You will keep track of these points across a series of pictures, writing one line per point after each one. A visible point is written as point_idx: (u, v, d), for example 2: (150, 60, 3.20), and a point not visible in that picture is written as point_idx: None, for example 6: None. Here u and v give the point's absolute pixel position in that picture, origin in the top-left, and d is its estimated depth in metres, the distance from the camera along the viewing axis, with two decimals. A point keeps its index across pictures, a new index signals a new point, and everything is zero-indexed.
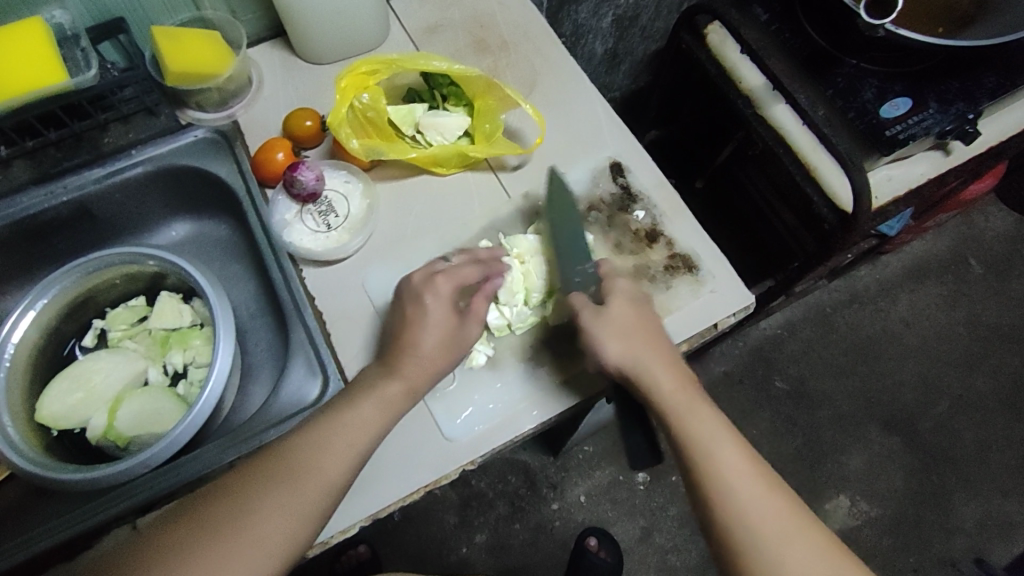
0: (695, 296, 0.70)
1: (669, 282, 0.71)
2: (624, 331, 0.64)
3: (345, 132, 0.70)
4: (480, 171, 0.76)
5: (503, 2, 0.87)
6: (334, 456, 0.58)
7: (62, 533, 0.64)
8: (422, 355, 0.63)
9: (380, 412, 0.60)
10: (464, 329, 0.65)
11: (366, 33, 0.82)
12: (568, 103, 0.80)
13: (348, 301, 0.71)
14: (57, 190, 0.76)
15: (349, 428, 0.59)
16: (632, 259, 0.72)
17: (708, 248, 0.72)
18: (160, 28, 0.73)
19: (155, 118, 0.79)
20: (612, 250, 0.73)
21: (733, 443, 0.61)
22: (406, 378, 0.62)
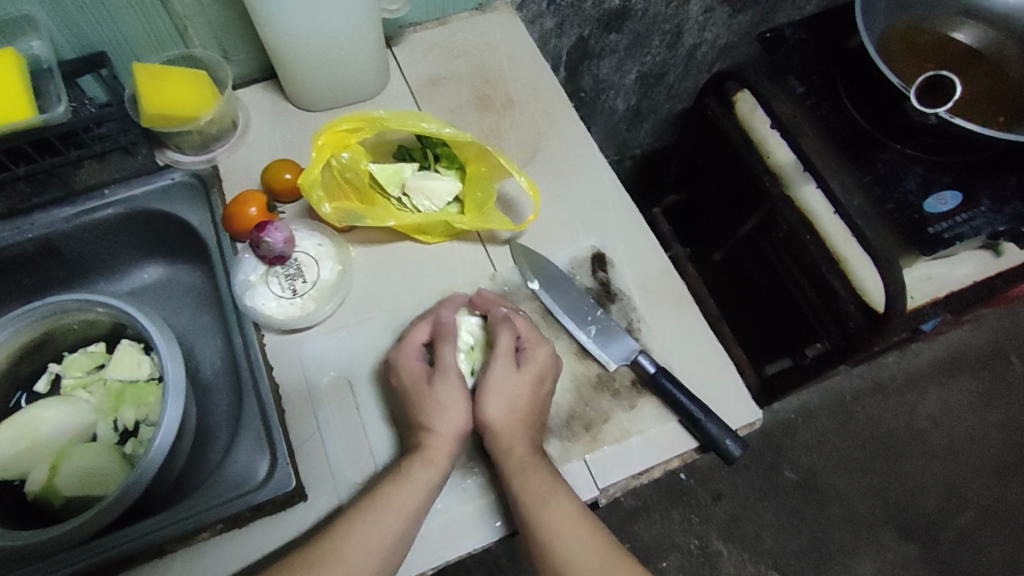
0: (660, 421, 0.62)
1: (634, 400, 0.62)
2: (516, 408, 0.58)
3: (318, 194, 0.64)
4: (468, 242, 0.70)
5: (514, 57, 0.81)
6: (370, 545, 0.53)
7: None
8: (436, 461, 0.56)
9: (412, 503, 0.55)
10: (448, 451, 0.57)
11: (366, 82, 0.77)
12: (569, 172, 0.73)
13: (293, 378, 0.64)
14: (24, 226, 0.72)
15: (394, 512, 0.54)
16: (597, 367, 0.63)
17: (691, 361, 0.64)
18: (142, 66, 0.69)
19: (131, 158, 0.75)
20: (575, 353, 0.64)
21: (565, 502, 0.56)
22: (415, 480, 0.55)
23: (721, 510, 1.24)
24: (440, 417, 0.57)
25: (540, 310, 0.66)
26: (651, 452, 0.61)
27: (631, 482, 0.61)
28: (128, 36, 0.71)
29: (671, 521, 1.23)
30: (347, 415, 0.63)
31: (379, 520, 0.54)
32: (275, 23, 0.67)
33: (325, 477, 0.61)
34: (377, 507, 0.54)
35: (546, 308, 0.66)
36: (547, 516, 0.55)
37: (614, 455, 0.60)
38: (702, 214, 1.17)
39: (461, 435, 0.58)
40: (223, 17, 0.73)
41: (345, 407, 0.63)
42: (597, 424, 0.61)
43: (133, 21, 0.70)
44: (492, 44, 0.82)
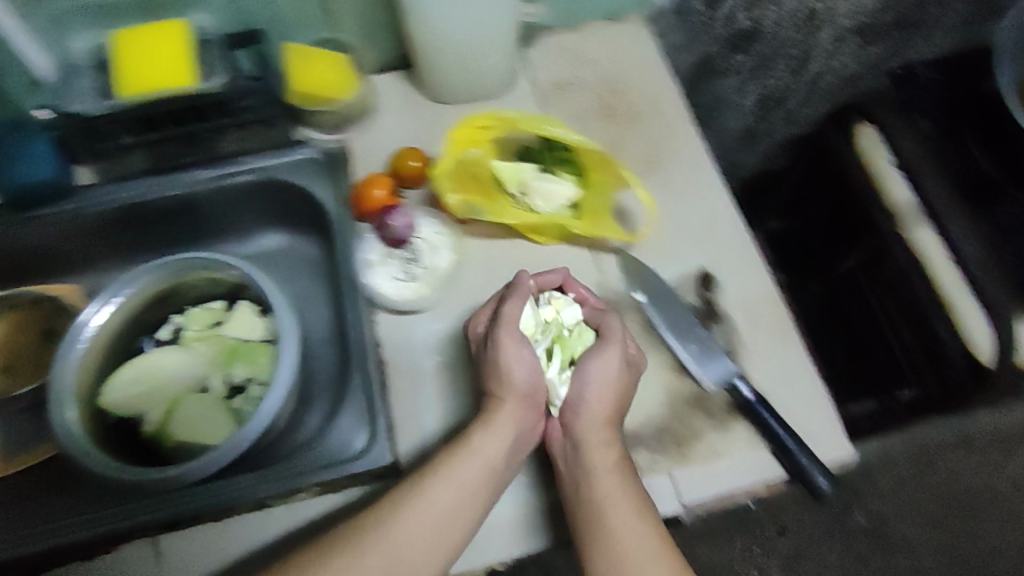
0: (752, 448, 0.61)
1: (728, 423, 0.62)
2: (592, 394, 0.59)
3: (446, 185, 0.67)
4: (578, 245, 0.71)
5: (640, 71, 0.82)
6: (427, 517, 0.54)
7: (71, 534, 0.62)
8: (496, 431, 0.58)
9: (474, 475, 0.56)
10: (511, 420, 0.59)
11: (495, 81, 0.80)
12: (685, 188, 0.74)
13: (398, 356, 0.67)
14: (166, 184, 0.78)
15: (454, 483, 0.56)
16: (693, 386, 0.64)
17: (789, 390, 0.64)
18: (295, 47, 0.75)
19: (269, 130, 0.79)
20: (673, 368, 0.65)
21: (630, 506, 0.56)
22: (477, 449, 0.57)
23: (783, 544, 1.22)
24: (510, 388, 0.60)
25: (643, 322, 0.67)
26: (738, 477, 0.60)
27: (716, 505, 0.61)
28: (283, 16, 0.76)
29: (730, 548, 1.21)
30: (445, 398, 0.66)
31: (439, 492, 0.55)
32: (423, 20, 0.71)
33: (419, 453, 0.64)
34: (439, 481, 0.56)
35: (649, 320, 0.67)
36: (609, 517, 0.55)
37: (699, 477, 0.60)
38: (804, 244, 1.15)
39: (525, 416, 0.60)
40: (370, 8, 0.77)
41: (445, 390, 0.66)
42: (688, 441, 0.62)
43: (290, 4, 0.74)
44: (621, 55, 0.83)
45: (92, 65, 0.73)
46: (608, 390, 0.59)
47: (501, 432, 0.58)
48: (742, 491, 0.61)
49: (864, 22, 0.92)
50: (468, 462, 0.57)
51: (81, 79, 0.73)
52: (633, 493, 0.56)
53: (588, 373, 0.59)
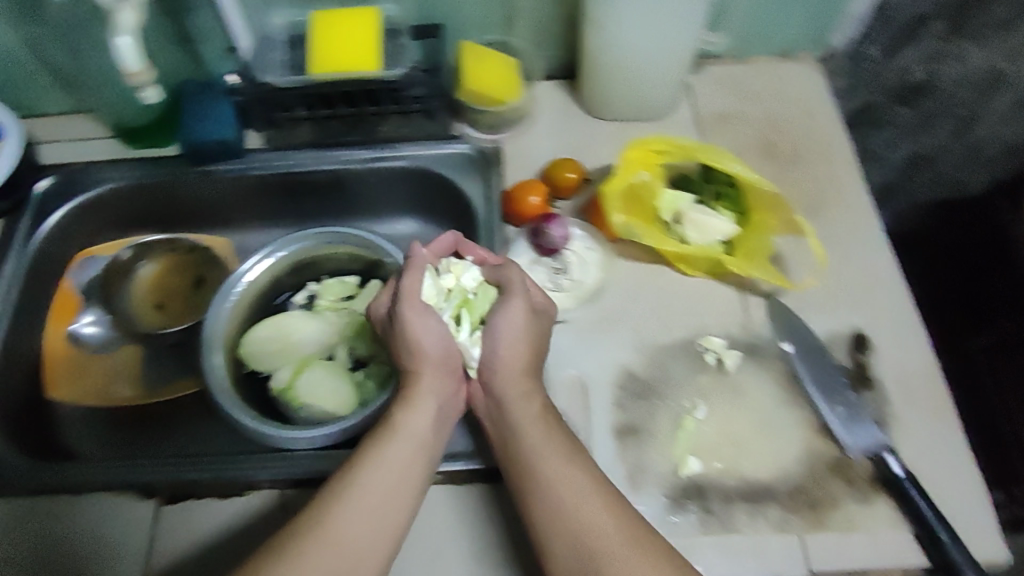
0: (891, 526, 0.58)
1: (867, 495, 0.59)
2: (498, 348, 0.60)
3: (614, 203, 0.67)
4: (726, 283, 0.70)
5: (809, 112, 0.80)
6: (368, 507, 0.51)
7: (190, 474, 0.65)
8: (416, 408, 0.58)
9: (409, 454, 0.55)
10: (431, 394, 0.59)
11: (659, 104, 0.79)
12: (845, 241, 0.71)
13: None
14: (326, 158, 0.81)
15: (389, 462, 0.54)
16: (834, 449, 0.61)
17: (938, 473, 0.60)
18: (470, 45, 0.77)
19: (431, 122, 0.81)
20: (814, 427, 0.62)
21: (550, 453, 0.54)
22: (401, 425, 0.56)
23: None
24: (423, 357, 0.60)
25: (786, 373, 0.65)
26: (874, 555, 0.57)
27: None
28: (465, 14, 0.77)
29: None
30: (571, 414, 0.64)
31: (376, 475, 0.53)
32: (608, 27, 0.71)
33: None
34: (380, 465, 0.54)
35: (795, 373, 0.64)
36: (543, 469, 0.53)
37: (834, 546, 0.57)
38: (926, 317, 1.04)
39: (444, 385, 0.61)
40: (548, 15, 0.77)
41: (573, 407, 0.65)
42: (825, 506, 0.59)
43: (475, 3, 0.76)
44: (789, 94, 0.81)
45: (285, 39, 0.78)
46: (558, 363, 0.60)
47: (421, 406, 0.58)
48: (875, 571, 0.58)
49: None
50: (397, 441, 0.55)
51: (273, 52, 0.77)
52: (571, 457, 0.54)
53: (497, 328, 0.60)
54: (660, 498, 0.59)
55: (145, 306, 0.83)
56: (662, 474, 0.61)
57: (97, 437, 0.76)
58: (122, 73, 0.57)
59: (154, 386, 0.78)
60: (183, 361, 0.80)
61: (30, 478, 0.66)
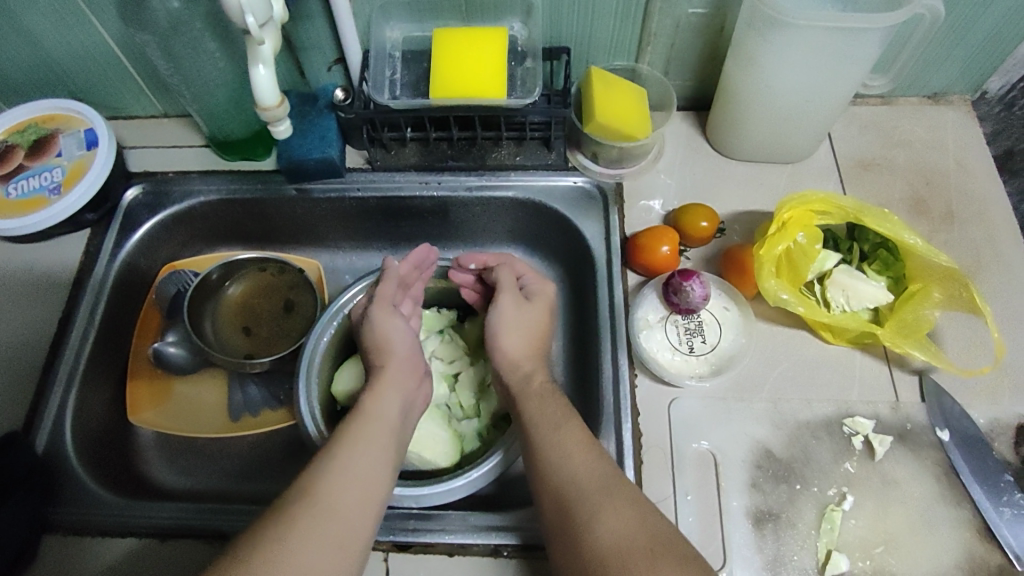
0: None
1: None
2: (506, 333, 0.64)
3: (767, 269, 0.61)
4: (872, 355, 0.64)
5: (965, 164, 0.73)
6: (348, 488, 0.52)
7: None
8: (384, 395, 0.59)
9: (381, 437, 0.56)
10: (398, 389, 0.60)
11: (798, 148, 0.72)
12: (1009, 317, 0.64)
13: (654, 432, 0.62)
14: (431, 182, 0.76)
15: (367, 443, 0.55)
16: (1000, 557, 0.55)
17: None
18: (600, 73, 0.70)
19: (546, 152, 0.75)
20: (976, 530, 0.56)
21: (541, 424, 0.57)
22: (375, 408, 0.58)
23: None
24: (389, 353, 0.62)
25: (943, 466, 0.59)
26: None
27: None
28: (595, 38, 0.71)
29: None
30: (702, 492, 0.59)
31: (355, 458, 0.53)
32: (764, 66, 0.64)
33: None
34: (355, 447, 0.54)
35: (952, 466, 0.59)
36: (536, 436, 0.56)
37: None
38: None
39: (406, 384, 0.61)
40: (686, 43, 0.71)
41: (705, 483, 0.59)
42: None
43: (608, 29, 0.70)
44: (942, 141, 0.74)
45: (400, 56, 0.71)
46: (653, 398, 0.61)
47: (388, 386, 0.59)
48: None
49: None
50: (370, 424, 0.56)
51: (386, 69, 0.71)
52: (563, 425, 0.56)
53: (497, 322, 0.65)
54: None
55: (233, 330, 0.78)
56: (804, 567, 0.56)
57: (180, 466, 0.73)
58: (259, 107, 0.59)
59: (239, 415, 0.75)
60: (273, 388, 0.76)
61: (122, 519, 0.62)
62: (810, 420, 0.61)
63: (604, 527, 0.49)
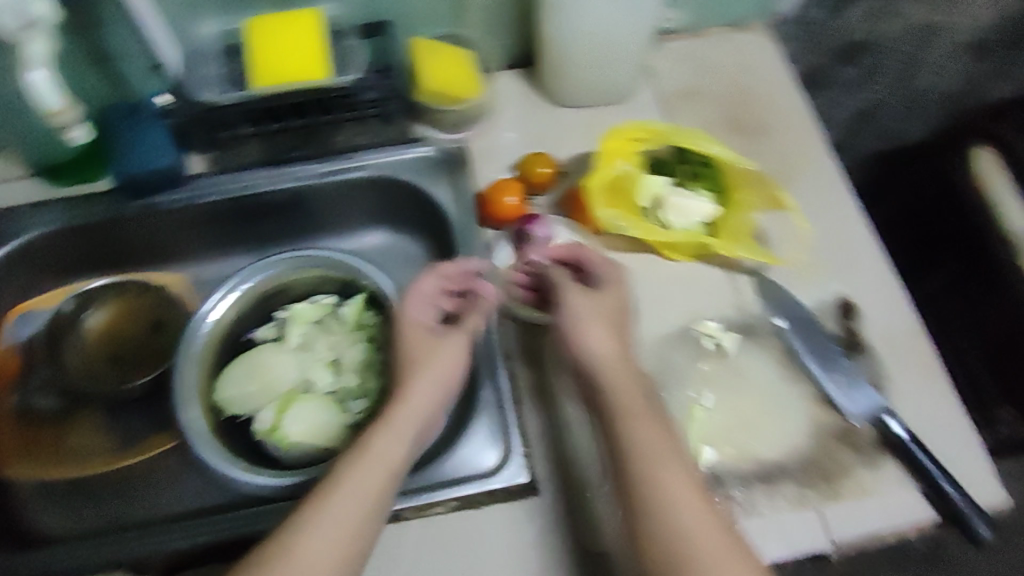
0: (902, 488, 0.60)
1: (876, 459, 0.61)
2: (596, 340, 0.59)
3: (596, 199, 0.67)
4: (713, 265, 0.69)
5: (769, 81, 0.80)
6: (331, 540, 0.50)
7: (184, 542, 0.61)
8: (393, 434, 0.56)
9: (372, 481, 0.53)
10: (412, 421, 0.57)
11: (619, 87, 0.77)
12: (820, 208, 0.72)
13: None
14: (280, 176, 0.76)
15: (363, 483, 0.53)
16: (840, 419, 0.63)
17: (936, 426, 0.62)
18: (424, 43, 0.73)
19: (387, 126, 0.78)
20: (817, 399, 0.63)
21: (660, 454, 0.52)
22: (377, 452, 0.55)
23: None
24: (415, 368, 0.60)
25: (782, 350, 0.66)
26: (887, 517, 0.59)
27: (870, 541, 0.59)
28: (411, 8, 0.73)
29: None
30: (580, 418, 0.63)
31: (340, 509, 0.51)
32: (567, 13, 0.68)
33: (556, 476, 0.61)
34: (340, 497, 0.52)
35: (791, 349, 0.65)
36: (656, 473, 0.51)
37: (853, 514, 0.59)
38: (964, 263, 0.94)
39: (434, 390, 0.59)
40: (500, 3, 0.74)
41: None
42: (837, 476, 0.60)
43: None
44: (748, 63, 0.81)
45: (219, 51, 0.71)
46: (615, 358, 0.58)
47: (400, 423, 0.57)
48: (890, 532, 0.60)
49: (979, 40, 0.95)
50: (368, 462, 0.54)
51: (207, 66, 0.71)
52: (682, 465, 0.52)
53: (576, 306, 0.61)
54: None
55: (97, 360, 0.74)
56: None
57: (66, 508, 0.70)
58: (47, 113, 0.60)
59: (121, 447, 0.72)
60: (154, 414, 0.74)
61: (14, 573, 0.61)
62: (664, 332, 0.66)
63: (716, 572, 0.47)
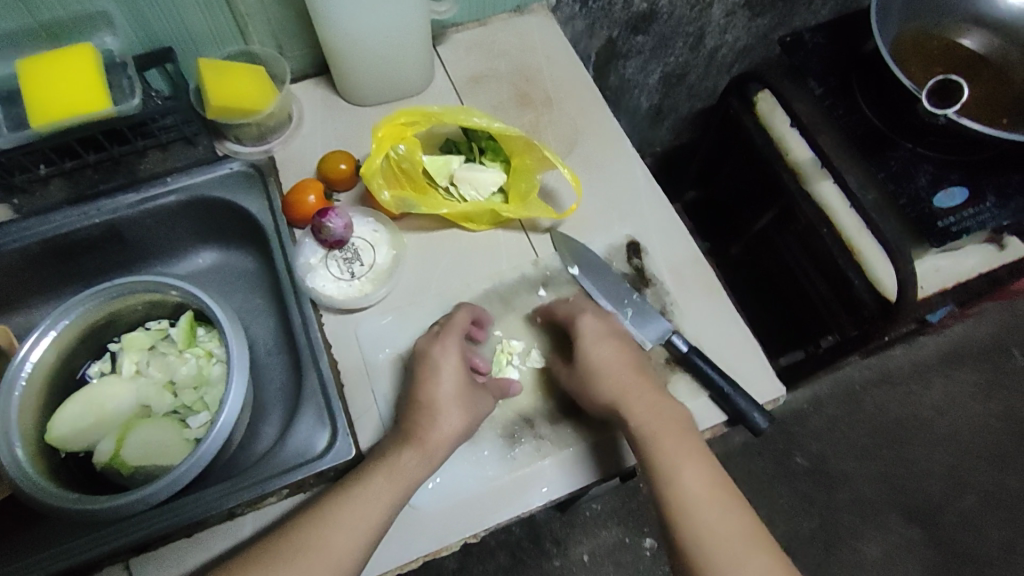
0: (693, 397, 0.67)
1: (668, 376, 0.68)
2: (618, 375, 0.63)
3: (377, 183, 0.70)
4: (511, 229, 0.75)
5: (551, 57, 0.86)
6: (353, 538, 0.56)
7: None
8: (406, 466, 0.59)
9: (398, 489, 0.58)
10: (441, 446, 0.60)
11: (411, 80, 0.82)
12: (605, 165, 0.79)
13: (342, 356, 0.69)
14: (91, 210, 0.76)
15: (354, 528, 0.56)
16: (634, 346, 0.69)
17: (717, 338, 0.70)
18: (207, 62, 0.74)
19: (193, 148, 0.80)
20: None
21: (696, 464, 0.59)
22: (402, 468, 0.59)
23: None
24: (434, 416, 0.61)
25: (579, 297, 0.72)
26: None
27: None
28: (193, 32, 0.76)
29: None
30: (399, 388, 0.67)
31: (361, 512, 0.57)
32: (332, 19, 0.72)
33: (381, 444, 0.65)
34: (353, 501, 0.57)
35: (586, 292, 0.71)
36: (684, 479, 0.58)
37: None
38: (778, 210, 1.03)
39: (457, 405, 0.62)
40: (282, 18, 0.78)
41: (398, 382, 0.68)
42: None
43: (200, 22, 0.75)
44: (531, 44, 0.87)
45: None
46: (612, 361, 0.64)
47: (436, 452, 0.60)
48: None
49: None
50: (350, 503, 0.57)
51: None
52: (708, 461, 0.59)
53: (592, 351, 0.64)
54: (494, 439, 0.65)
55: None
56: (494, 417, 0.66)
57: None
58: None
59: None
60: None
61: None
62: (471, 297, 0.71)
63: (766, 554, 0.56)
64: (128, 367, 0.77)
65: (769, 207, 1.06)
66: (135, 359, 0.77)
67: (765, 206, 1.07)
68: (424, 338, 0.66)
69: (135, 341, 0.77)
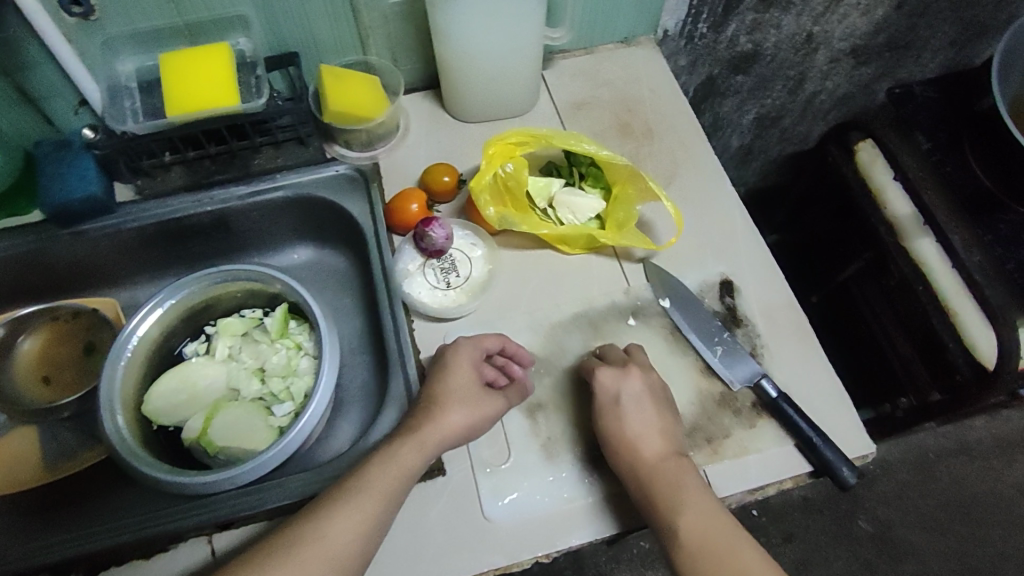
0: (778, 444, 0.65)
1: (755, 420, 0.66)
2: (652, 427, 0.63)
3: (484, 199, 0.72)
4: (604, 256, 0.75)
5: (655, 91, 0.87)
6: (351, 527, 0.55)
7: (110, 540, 0.64)
8: (406, 454, 0.59)
9: (394, 480, 0.58)
10: (439, 437, 0.60)
11: (516, 102, 0.84)
12: (704, 203, 0.79)
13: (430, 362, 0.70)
14: (204, 199, 0.79)
15: (358, 513, 0.56)
16: (721, 386, 0.68)
17: (811, 386, 0.69)
18: (330, 68, 0.78)
19: (304, 148, 0.84)
20: (701, 370, 0.69)
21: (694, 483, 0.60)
22: (401, 457, 0.58)
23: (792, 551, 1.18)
24: (440, 409, 0.61)
25: (668, 328, 0.71)
26: (767, 471, 0.64)
27: (757, 494, 0.64)
28: (319, 39, 0.79)
29: None
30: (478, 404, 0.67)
31: (357, 502, 0.56)
32: (454, 38, 0.74)
33: (462, 454, 0.65)
34: (349, 493, 0.57)
35: (675, 326, 0.71)
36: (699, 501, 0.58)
37: (736, 472, 0.64)
38: (867, 262, 1.01)
39: (467, 402, 0.62)
40: (401, 32, 0.81)
41: None
42: (719, 438, 0.66)
43: (326, 31, 0.78)
44: (636, 76, 0.88)
45: (136, 85, 0.77)
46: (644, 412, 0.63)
47: (434, 444, 0.60)
48: (773, 484, 0.65)
49: (857, 44, 0.98)
50: (354, 487, 0.57)
51: (126, 100, 0.76)
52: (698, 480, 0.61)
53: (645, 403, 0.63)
54: (572, 462, 0.65)
55: (32, 381, 0.79)
56: (574, 440, 0.66)
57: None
58: None
59: (54, 462, 0.75)
60: (84, 430, 0.77)
61: None
62: (562, 319, 0.72)
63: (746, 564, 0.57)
64: (221, 352, 0.79)
65: (856, 257, 1.04)
66: (229, 342, 0.80)
67: (852, 256, 1.05)
68: (445, 346, 0.67)
69: (236, 328, 0.80)
